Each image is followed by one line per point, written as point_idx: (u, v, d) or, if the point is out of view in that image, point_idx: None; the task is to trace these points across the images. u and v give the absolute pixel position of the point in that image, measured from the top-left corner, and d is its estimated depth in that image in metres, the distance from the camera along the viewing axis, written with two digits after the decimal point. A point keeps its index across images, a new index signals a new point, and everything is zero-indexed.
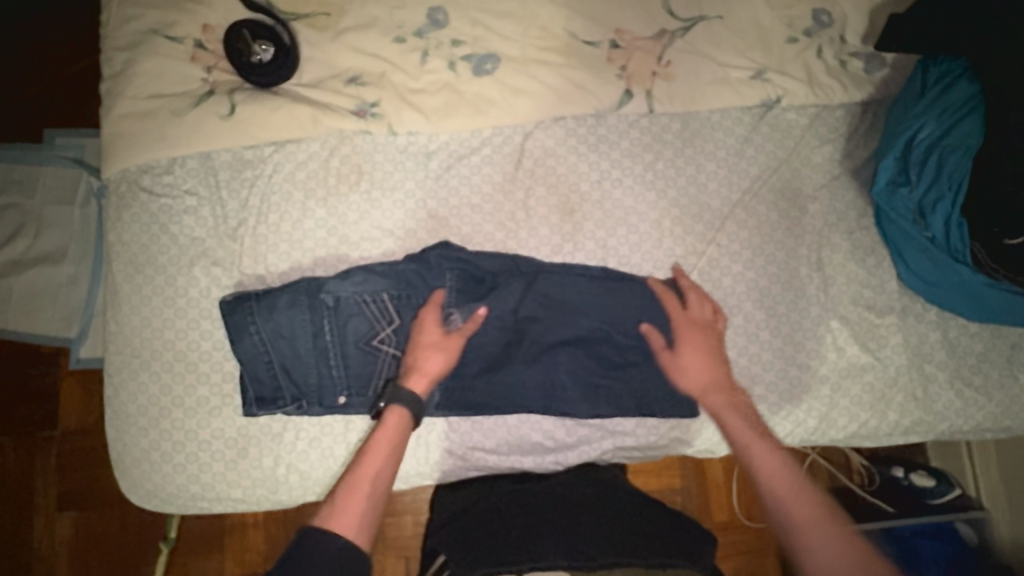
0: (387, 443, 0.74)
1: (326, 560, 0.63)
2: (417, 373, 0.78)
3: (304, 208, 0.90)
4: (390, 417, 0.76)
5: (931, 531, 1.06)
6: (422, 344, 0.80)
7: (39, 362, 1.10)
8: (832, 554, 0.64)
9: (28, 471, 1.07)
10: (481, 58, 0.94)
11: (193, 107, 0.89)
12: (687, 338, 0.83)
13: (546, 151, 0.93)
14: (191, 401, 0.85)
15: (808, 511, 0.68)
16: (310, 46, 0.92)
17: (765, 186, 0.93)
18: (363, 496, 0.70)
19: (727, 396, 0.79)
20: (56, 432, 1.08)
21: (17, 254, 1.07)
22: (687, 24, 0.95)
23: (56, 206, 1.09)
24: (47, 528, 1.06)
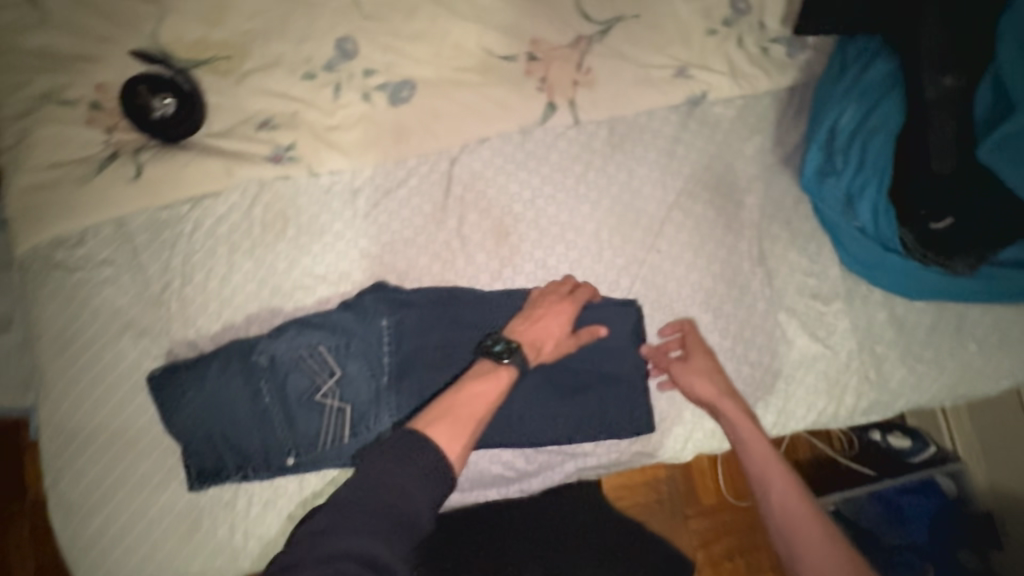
0: (494, 392, 0.70)
1: (420, 467, 0.58)
2: (532, 343, 0.76)
3: (230, 263, 0.87)
4: (505, 368, 0.72)
5: (913, 488, 1.10)
6: (548, 319, 0.78)
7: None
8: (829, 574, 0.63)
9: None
10: (396, 86, 0.91)
11: (97, 172, 0.85)
12: (696, 349, 0.83)
13: (475, 174, 0.91)
14: (135, 478, 0.81)
15: (809, 525, 0.67)
16: (214, 93, 0.88)
17: (699, 185, 0.91)
18: (467, 422, 0.65)
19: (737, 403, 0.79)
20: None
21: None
22: (604, 27, 0.93)
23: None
24: None
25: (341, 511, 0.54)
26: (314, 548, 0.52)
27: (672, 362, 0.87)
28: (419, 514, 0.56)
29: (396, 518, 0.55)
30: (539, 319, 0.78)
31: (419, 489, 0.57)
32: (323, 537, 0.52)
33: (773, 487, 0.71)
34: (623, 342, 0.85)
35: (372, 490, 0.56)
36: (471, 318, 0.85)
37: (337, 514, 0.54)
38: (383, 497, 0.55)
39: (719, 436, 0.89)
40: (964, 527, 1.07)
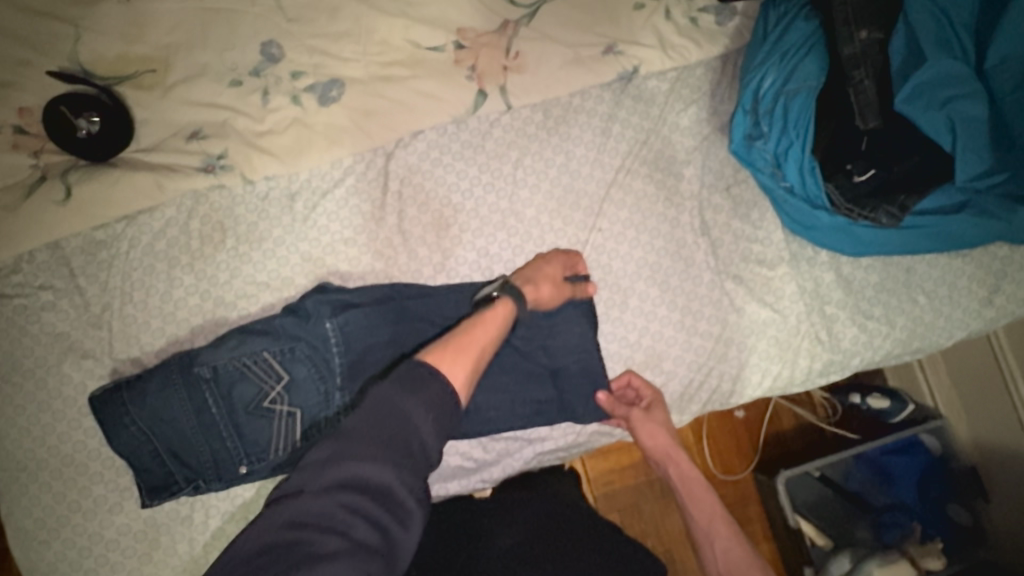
0: (494, 329, 0.70)
1: (428, 394, 0.55)
2: (526, 284, 0.77)
3: (171, 278, 0.86)
4: (500, 305, 0.73)
5: (899, 448, 1.10)
6: (540, 266, 0.80)
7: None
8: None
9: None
10: (325, 85, 0.90)
11: (26, 198, 0.84)
12: (657, 400, 0.84)
13: (412, 168, 0.90)
14: (89, 502, 0.81)
15: (740, 559, 0.72)
16: (141, 108, 0.87)
17: (637, 161, 0.91)
18: (472, 356, 0.63)
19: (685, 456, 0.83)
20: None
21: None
22: (531, 10, 0.92)
23: None
24: None
25: (339, 444, 0.51)
26: (318, 476, 0.49)
27: (623, 340, 0.87)
28: (426, 446, 0.53)
29: (404, 452, 0.52)
30: (532, 267, 0.80)
31: (429, 423, 0.53)
32: (327, 465, 0.50)
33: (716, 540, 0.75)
34: (574, 321, 0.83)
35: (379, 422, 0.52)
36: (419, 308, 0.84)
37: (343, 441, 0.51)
38: (390, 428, 0.52)
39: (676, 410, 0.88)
40: (947, 477, 1.09)
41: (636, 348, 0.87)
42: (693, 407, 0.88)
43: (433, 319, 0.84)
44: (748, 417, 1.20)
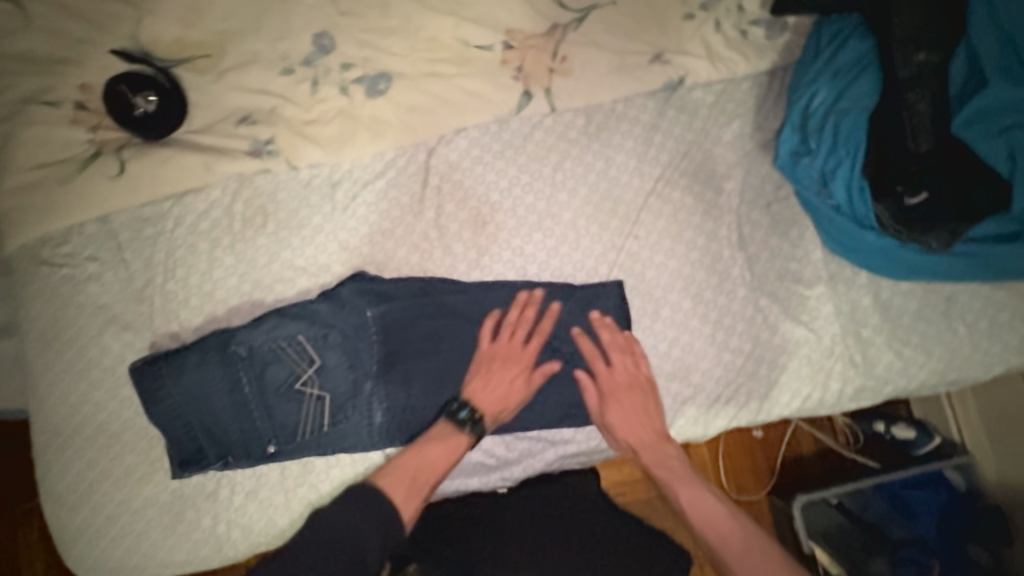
0: (444, 459, 0.79)
1: (373, 522, 0.71)
2: (490, 408, 0.82)
3: (211, 259, 0.88)
4: (463, 436, 0.80)
5: (922, 482, 1.06)
6: (501, 383, 0.82)
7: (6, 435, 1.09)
8: (751, 554, 0.72)
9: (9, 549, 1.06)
10: (373, 79, 0.92)
11: (80, 171, 0.86)
12: (614, 380, 0.83)
13: (452, 165, 0.91)
14: (119, 471, 0.83)
15: (732, 532, 0.75)
16: (195, 92, 0.90)
17: (677, 171, 0.91)
18: (422, 484, 0.77)
19: (656, 441, 0.83)
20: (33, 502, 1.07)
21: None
22: (580, 15, 0.93)
23: None
24: None
25: (300, 552, 0.67)
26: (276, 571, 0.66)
27: (652, 350, 0.86)
28: (365, 555, 0.68)
29: (351, 561, 0.68)
30: (489, 386, 0.82)
31: (376, 544, 0.70)
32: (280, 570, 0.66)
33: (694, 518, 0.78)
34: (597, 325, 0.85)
35: (331, 553, 0.68)
36: (459, 301, 0.86)
37: (288, 563, 0.67)
38: (340, 555, 0.68)
39: (704, 423, 0.86)
40: (975, 521, 1.03)
41: (665, 359, 0.86)
42: (719, 422, 0.86)
43: (472, 312, 0.86)
44: (766, 437, 1.19)
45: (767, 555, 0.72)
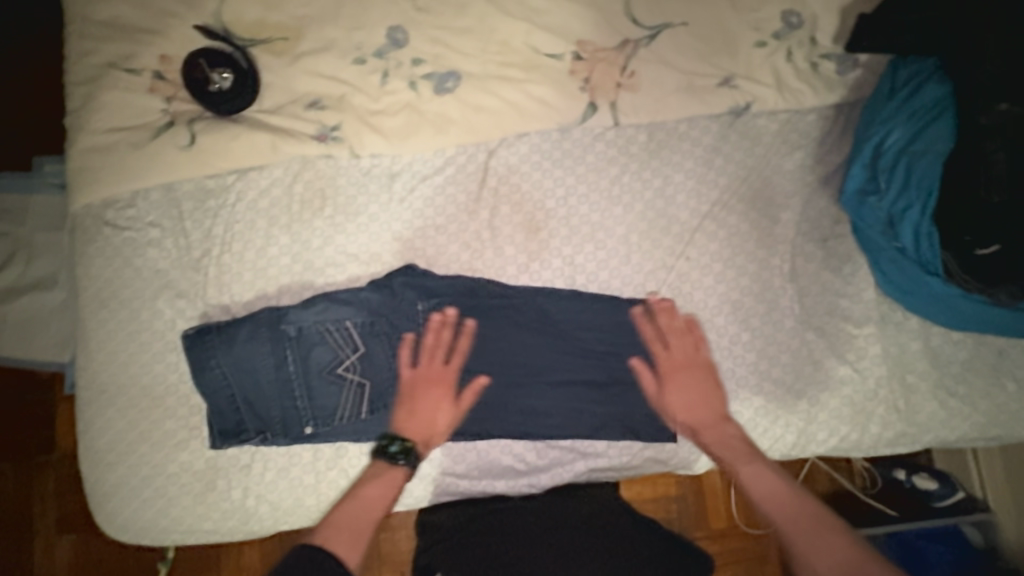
0: (379, 496, 0.75)
1: (319, 574, 0.62)
2: (424, 434, 0.80)
3: (268, 236, 0.90)
4: (391, 472, 0.77)
5: (935, 535, 1.03)
6: (429, 404, 0.81)
7: (33, 389, 1.14)
8: (830, 551, 0.65)
9: (23, 496, 1.10)
10: (442, 76, 0.93)
11: (152, 139, 0.89)
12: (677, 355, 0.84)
13: (511, 168, 0.92)
14: (159, 434, 0.85)
15: (812, 525, 0.68)
16: (268, 72, 0.92)
17: (735, 197, 0.90)
18: (363, 528, 0.71)
19: (719, 421, 0.81)
20: (52, 455, 1.12)
21: (12, 279, 1.09)
22: (652, 32, 0.93)
23: (46, 231, 1.11)
24: (46, 552, 1.10)
25: None
26: None
27: None
28: None
29: None
30: (417, 415, 0.80)
31: None
32: None
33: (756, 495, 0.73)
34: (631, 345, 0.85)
35: None
36: (508, 302, 0.86)
37: None
38: None
39: None
40: None
41: None
42: None
43: (520, 314, 0.86)
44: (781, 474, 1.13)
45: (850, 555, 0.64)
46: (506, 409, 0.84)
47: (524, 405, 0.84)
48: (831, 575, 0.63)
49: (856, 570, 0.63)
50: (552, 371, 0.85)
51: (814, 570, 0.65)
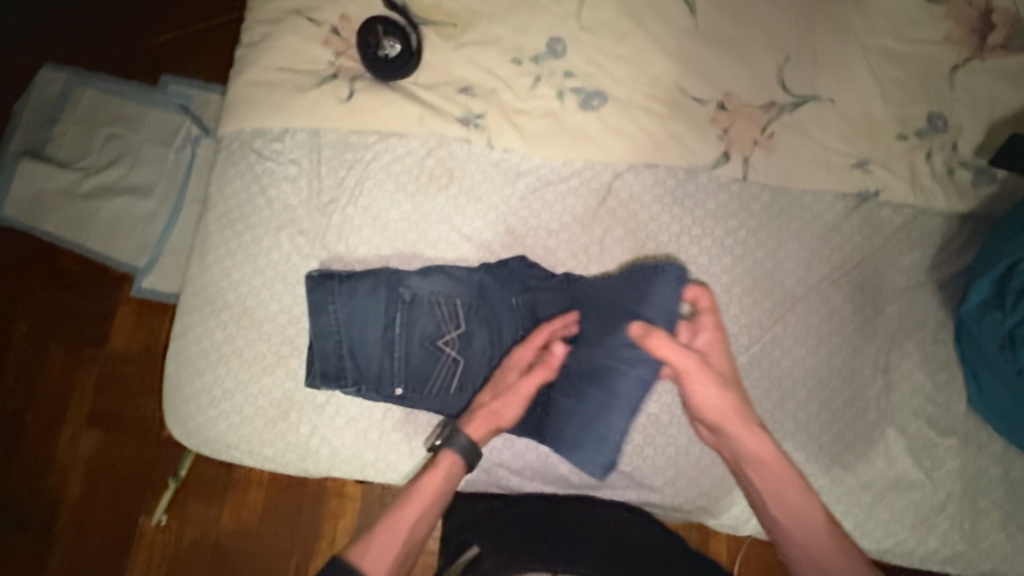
0: (434, 488, 0.77)
1: None
2: (491, 421, 0.81)
3: (393, 200, 0.94)
4: (443, 459, 0.79)
5: None
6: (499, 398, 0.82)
7: (103, 285, 1.28)
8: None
9: (67, 380, 1.25)
10: (589, 94, 0.97)
11: (315, 86, 0.95)
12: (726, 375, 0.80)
13: (632, 195, 0.95)
14: (249, 354, 0.89)
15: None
16: (432, 51, 0.97)
17: (845, 277, 0.91)
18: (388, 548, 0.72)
19: (750, 430, 0.78)
20: (102, 351, 1.26)
21: (110, 181, 1.27)
22: (799, 100, 0.96)
23: (155, 144, 1.29)
24: (72, 439, 1.24)
25: None
26: None
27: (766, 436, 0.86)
28: None
29: None
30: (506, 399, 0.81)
31: None
32: None
33: (780, 513, 0.76)
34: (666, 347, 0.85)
35: None
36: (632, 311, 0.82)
37: None
38: None
39: None
40: None
41: None
42: None
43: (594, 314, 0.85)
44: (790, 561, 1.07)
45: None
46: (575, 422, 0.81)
47: (593, 416, 0.80)
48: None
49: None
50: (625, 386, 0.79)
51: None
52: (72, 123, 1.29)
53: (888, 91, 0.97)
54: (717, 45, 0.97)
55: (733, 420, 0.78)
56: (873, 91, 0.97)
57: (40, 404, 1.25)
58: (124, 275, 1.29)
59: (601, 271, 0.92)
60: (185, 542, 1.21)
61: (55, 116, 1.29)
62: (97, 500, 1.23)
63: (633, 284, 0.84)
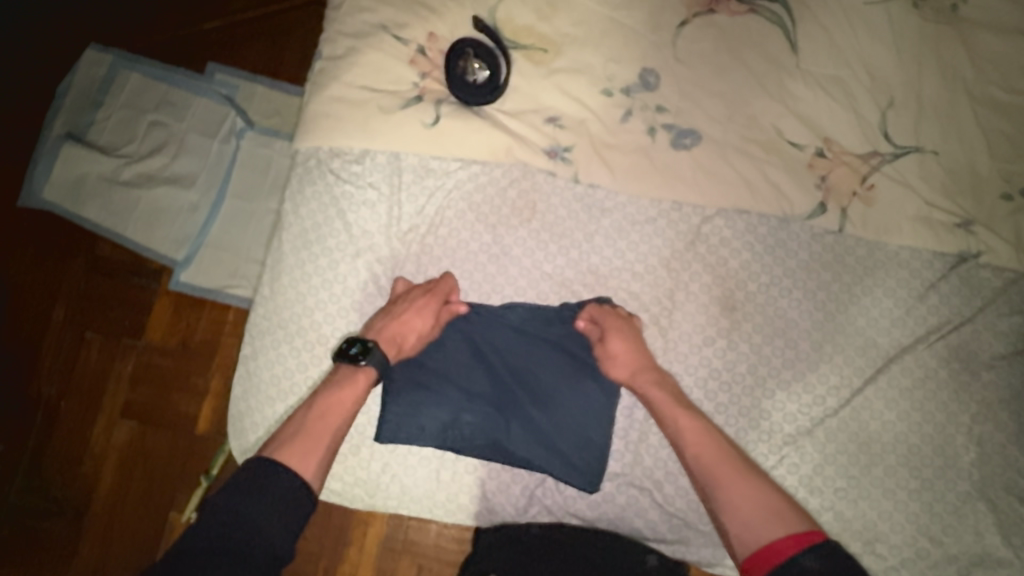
0: (346, 402, 0.74)
1: (277, 492, 0.61)
2: (394, 341, 0.81)
3: (473, 231, 0.91)
4: (363, 372, 0.76)
5: None
6: (412, 313, 0.82)
7: (139, 275, 1.24)
8: (754, 504, 0.66)
9: (104, 370, 1.20)
10: (682, 131, 0.93)
11: (400, 108, 0.91)
12: (617, 329, 0.83)
13: (722, 240, 0.91)
14: (323, 384, 0.88)
15: (729, 473, 0.70)
16: (520, 76, 0.93)
17: (942, 340, 0.87)
18: (318, 441, 0.69)
19: (652, 379, 0.81)
20: (139, 341, 1.22)
21: (152, 171, 1.23)
22: (901, 151, 0.92)
23: (199, 135, 1.26)
24: (105, 429, 1.19)
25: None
26: None
27: (850, 501, 0.84)
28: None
29: None
30: (401, 320, 0.82)
31: None
32: None
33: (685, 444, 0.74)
34: (560, 372, 0.86)
35: None
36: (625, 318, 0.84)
37: None
38: None
39: None
40: None
41: (858, 516, 0.84)
42: None
43: (503, 347, 0.86)
44: None
45: (769, 505, 0.65)
46: (527, 440, 0.84)
47: (539, 430, 0.84)
48: (754, 523, 0.64)
49: (778, 519, 0.63)
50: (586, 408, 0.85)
51: (735, 518, 0.66)
52: (117, 107, 1.26)
53: (994, 146, 0.92)
54: (820, 86, 0.93)
55: (643, 376, 0.81)
56: (980, 145, 0.92)
57: (75, 393, 1.20)
58: (163, 267, 1.24)
59: (685, 320, 0.89)
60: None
61: (99, 99, 1.25)
62: (128, 493, 1.17)
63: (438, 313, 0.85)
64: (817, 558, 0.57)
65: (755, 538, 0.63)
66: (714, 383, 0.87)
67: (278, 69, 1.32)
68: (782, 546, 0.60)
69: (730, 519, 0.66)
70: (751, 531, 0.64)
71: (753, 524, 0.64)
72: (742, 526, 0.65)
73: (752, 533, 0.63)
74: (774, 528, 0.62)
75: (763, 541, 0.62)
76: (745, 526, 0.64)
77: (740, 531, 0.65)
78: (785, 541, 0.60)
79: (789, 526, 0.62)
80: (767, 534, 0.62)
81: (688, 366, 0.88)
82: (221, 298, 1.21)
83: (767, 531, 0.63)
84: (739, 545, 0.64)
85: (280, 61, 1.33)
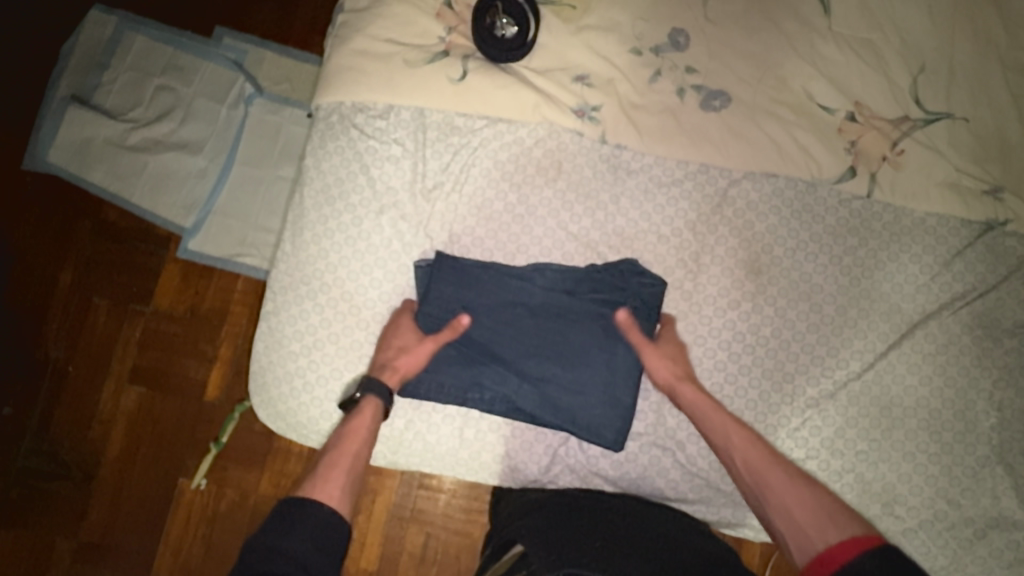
0: (362, 431, 0.77)
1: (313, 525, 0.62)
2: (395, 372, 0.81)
3: (497, 190, 0.90)
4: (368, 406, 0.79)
5: None
6: (394, 338, 0.83)
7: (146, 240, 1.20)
8: (805, 507, 0.68)
9: (110, 336, 1.17)
10: (711, 93, 0.91)
11: (426, 63, 0.89)
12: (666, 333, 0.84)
13: (749, 204, 0.90)
14: (347, 340, 0.87)
15: (778, 478, 0.71)
16: (548, 33, 0.91)
17: (966, 307, 0.88)
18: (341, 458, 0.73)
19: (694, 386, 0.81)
20: (147, 309, 1.18)
21: (161, 135, 1.21)
22: (932, 117, 0.91)
23: (207, 100, 1.23)
24: (113, 395, 1.16)
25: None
26: None
27: (871, 463, 0.85)
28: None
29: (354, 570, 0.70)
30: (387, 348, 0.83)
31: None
32: None
33: (734, 450, 0.75)
34: (583, 329, 0.85)
35: None
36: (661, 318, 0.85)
37: None
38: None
39: None
40: None
41: (878, 478, 0.85)
42: None
43: (536, 306, 0.86)
44: None
45: (823, 510, 0.66)
46: (551, 398, 0.84)
47: (563, 389, 0.84)
48: (808, 527, 0.66)
49: (834, 524, 0.64)
50: (615, 366, 0.85)
51: (789, 524, 0.68)
52: (123, 69, 1.22)
53: None
54: (852, 49, 0.91)
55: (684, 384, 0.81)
56: (1011, 111, 0.91)
57: (81, 359, 1.17)
58: (169, 235, 1.20)
59: (710, 283, 0.89)
60: (222, 506, 1.12)
61: (105, 61, 1.22)
62: (137, 456, 1.14)
63: (463, 270, 0.86)
64: (873, 558, 0.58)
65: (812, 544, 0.64)
66: (738, 346, 0.87)
67: (290, 27, 1.29)
68: (842, 549, 0.61)
69: (781, 519, 0.69)
70: (808, 536, 0.65)
71: (809, 532, 0.65)
72: (798, 531, 0.66)
73: (808, 538, 0.65)
74: (831, 533, 0.63)
75: (822, 547, 0.63)
76: (802, 532, 0.66)
77: (798, 537, 0.66)
78: (844, 544, 0.61)
79: (844, 532, 0.63)
80: (823, 540, 0.64)
81: (711, 328, 0.88)
82: (228, 266, 1.18)
83: (822, 535, 0.64)
84: (798, 551, 0.65)
85: (293, 19, 1.29)
